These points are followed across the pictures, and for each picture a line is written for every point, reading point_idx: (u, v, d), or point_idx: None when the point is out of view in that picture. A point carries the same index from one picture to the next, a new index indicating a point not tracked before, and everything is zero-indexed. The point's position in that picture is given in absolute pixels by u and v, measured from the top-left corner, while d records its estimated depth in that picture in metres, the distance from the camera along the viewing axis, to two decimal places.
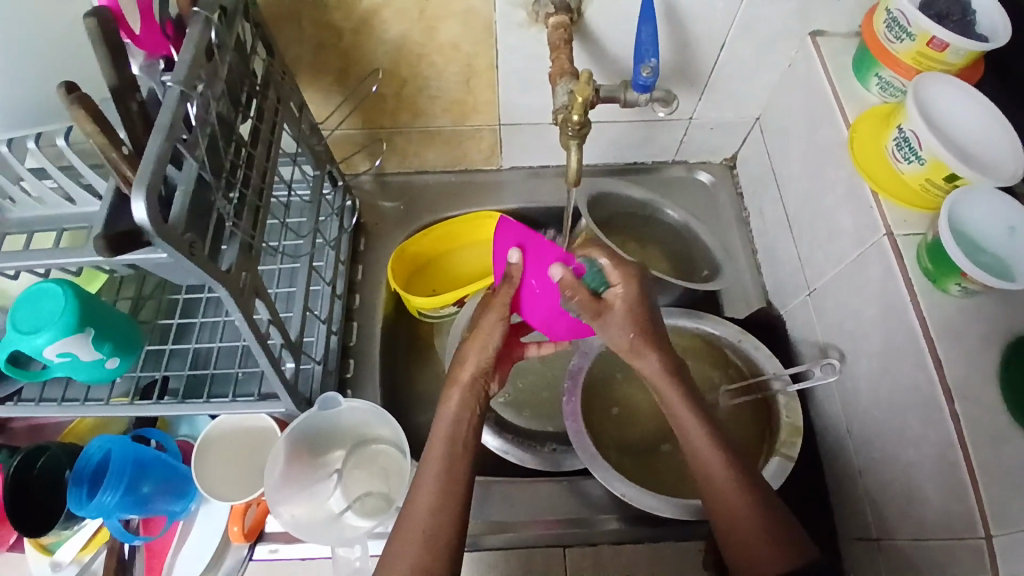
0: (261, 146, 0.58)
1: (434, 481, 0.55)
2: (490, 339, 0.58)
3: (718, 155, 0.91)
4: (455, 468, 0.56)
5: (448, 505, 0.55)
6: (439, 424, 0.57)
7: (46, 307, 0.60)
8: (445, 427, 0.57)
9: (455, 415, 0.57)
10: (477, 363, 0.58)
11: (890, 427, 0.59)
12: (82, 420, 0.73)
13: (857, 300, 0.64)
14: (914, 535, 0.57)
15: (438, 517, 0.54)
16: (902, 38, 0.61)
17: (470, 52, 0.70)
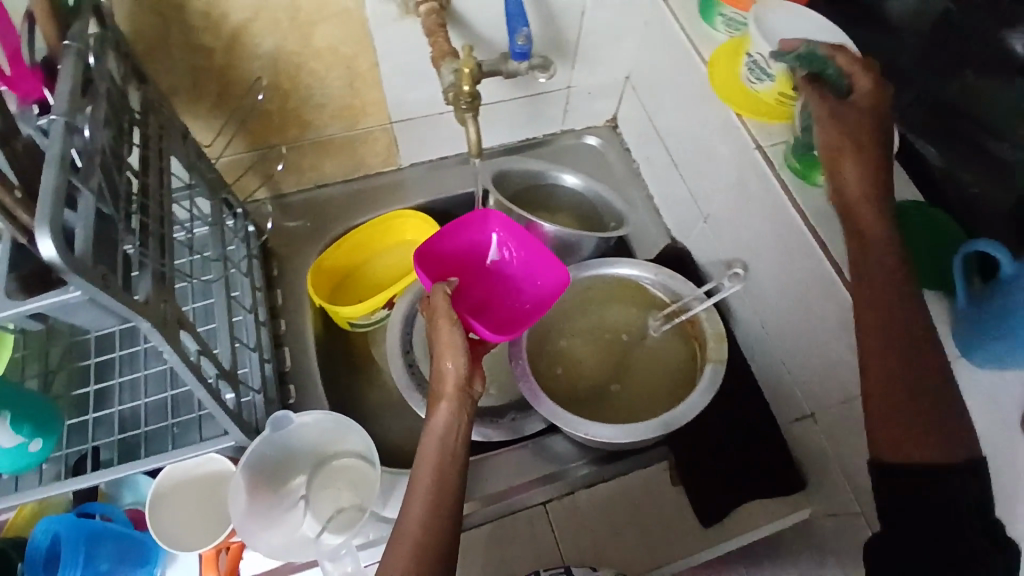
0: (154, 175, 0.57)
1: (420, 500, 0.56)
2: (456, 349, 0.60)
3: (601, 119, 0.98)
4: (443, 479, 0.57)
5: (433, 521, 0.55)
6: (430, 437, 0.59)
7: None
8: (433, 443, 0.58)
9: (444, 427, 0.59)
10: (454, 372, 0.60)
11: (798, 313, 0.67)
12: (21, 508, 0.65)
13: (745, 213, 0.72)
14: (840, 399, 0.64)
15: (426, 537, 0.55)
16: None
17: (349, 54, 0.71)
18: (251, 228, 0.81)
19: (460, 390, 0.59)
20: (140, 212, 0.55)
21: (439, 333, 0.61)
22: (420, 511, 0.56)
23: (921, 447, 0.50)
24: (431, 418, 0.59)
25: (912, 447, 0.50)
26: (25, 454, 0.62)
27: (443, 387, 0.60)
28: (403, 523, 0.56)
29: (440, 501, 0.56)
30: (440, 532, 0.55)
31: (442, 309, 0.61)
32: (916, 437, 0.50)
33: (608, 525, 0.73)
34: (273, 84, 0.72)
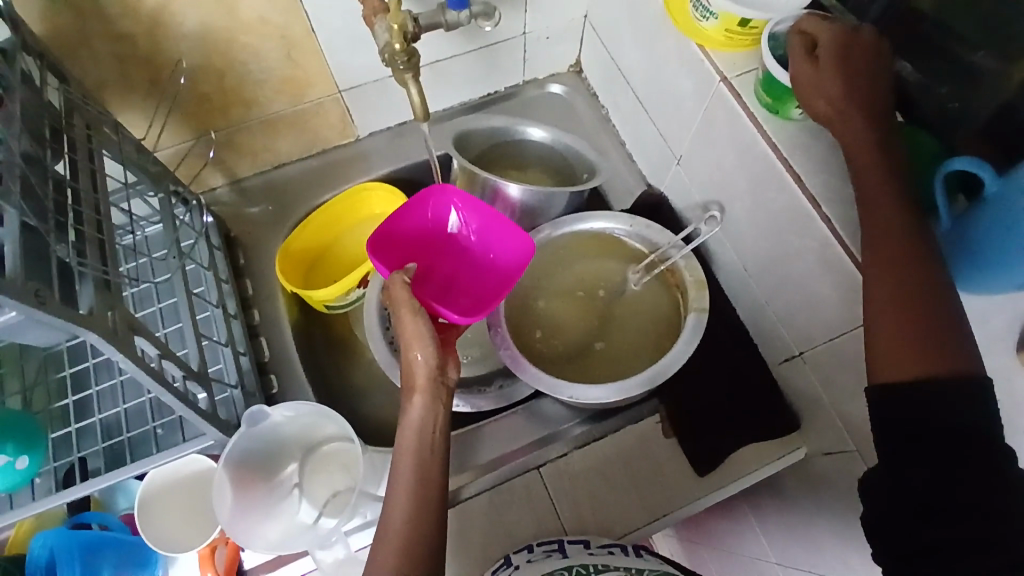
0: (84, 179, 0.54)
1: (402, 498, 0.55)
2: (423, 340, 0.59)
3: (564, 65, 0.93)
4: (425, 472, 0.56)
5: (417, 517, 0.55)
6: (407, 430, 0.58)
7: None
8: (411, 438, 0.57)
9: (420, 419, 0.58)
10: (423, 362, 0.59)
11: (777, 250, 0.65)
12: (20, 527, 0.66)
13: (718, 151, 0.69)
14: (827, 336, 0.62)
15: (410, 533, 0.54)
16: None
17: (282, 23, 0.66)
18: (208, 218, 0.78)
19: (430, 383, 0.57)
20: (73, 218, 0.52)
21: (404, 325, 0.59)
22: (402, 508, 0.55)
23: (922, 349, 0.46)
24: (406, 411, 0.58)
25: (912, 351, 0.47)
26: (13, 472, 0.61)
27: (415, 379, 0.59)
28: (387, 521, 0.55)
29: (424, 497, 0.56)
30: (424, 528, 0.55)
31: (404, 299, 0.60)
32: (920, 341, 0.47)
33: (603, 483, 0.73)
34: (196, 66, 0.67)
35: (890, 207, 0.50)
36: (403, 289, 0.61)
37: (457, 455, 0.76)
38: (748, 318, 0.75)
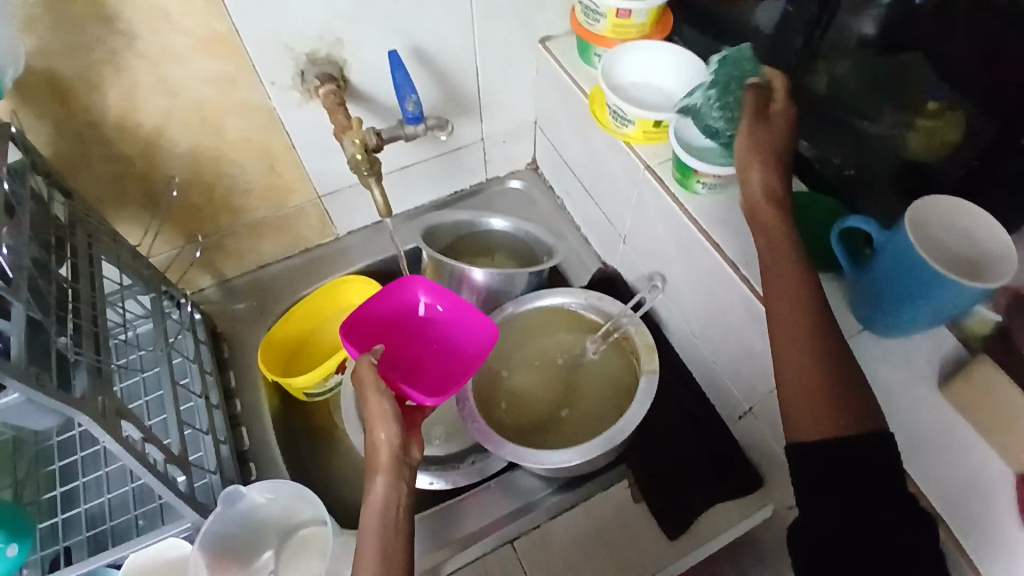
0: (83, 280, 0.61)
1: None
2: (386, 419, 0.62)
3: (522, 163, 1.04)
4: (387, 554, 0.58)
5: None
6: (370, 511, 0.59)
7: None
8: (373, 518, 0.59)
9: (383, 498, 0.60)
10: (387, 442, 0.61)
11: (713, 312, 0.71)
12: None
13: (653, 227, 0.77)
14: (766, 388, 0.67)
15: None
16: (598, 18, 0.76)
17: (262, 140, 0.76)
18: (196, 315, 0.84)
19: (392, 460, 0.60)
20: (73, 313, 0.58)
21: (369, 406, 0.63)
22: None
23: (832, 404, 0.50)
24: (370, 491, 0.60)
25: (826, 407, 0.50)
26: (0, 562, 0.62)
27: (379, 459, 0.61)
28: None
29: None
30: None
31: (369, 379, 0.64)
32: (830, 403, 0.50)
33: (576, 552, 0.73)
34: (186, 180, 0.76)
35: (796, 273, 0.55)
36: (369, 372, 0.65)
37: (431, 533, 0.76)
38: (703, 378, 0.79)
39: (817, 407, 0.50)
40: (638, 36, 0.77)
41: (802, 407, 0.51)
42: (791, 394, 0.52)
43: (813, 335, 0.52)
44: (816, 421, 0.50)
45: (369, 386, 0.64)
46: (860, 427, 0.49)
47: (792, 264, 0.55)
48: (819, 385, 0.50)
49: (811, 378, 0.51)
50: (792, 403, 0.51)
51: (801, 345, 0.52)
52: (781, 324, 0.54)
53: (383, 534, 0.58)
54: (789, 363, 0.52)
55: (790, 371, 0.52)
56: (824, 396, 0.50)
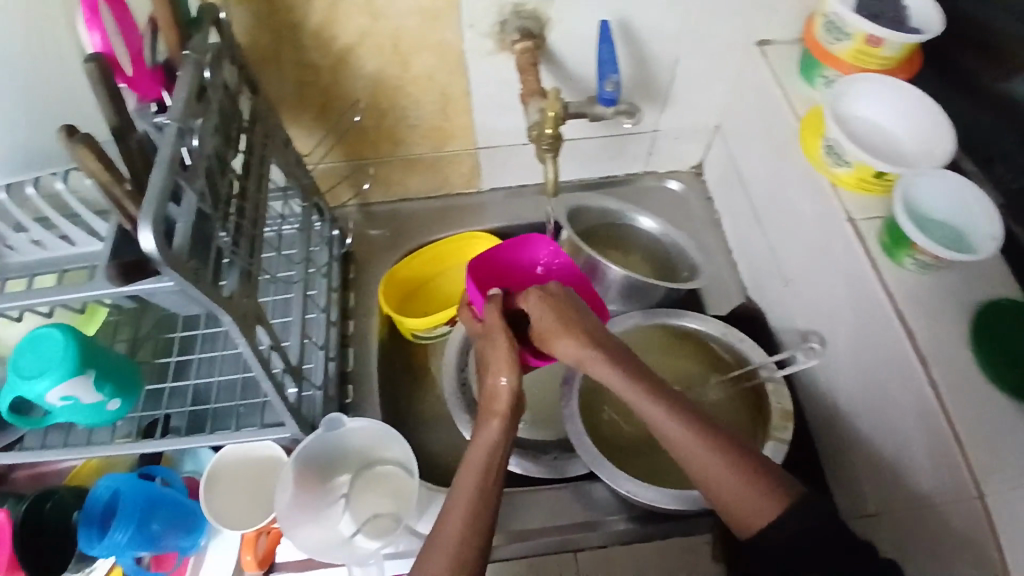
0: (253, 179, 0.61)
1: (460, 507, 0.56)
2: (512, 365, 0.62)
3: (685, 164, 0.96)
4: (484, 492, 0.57)
5: (473, 528, 0.55)
6: (476, 448, 0.60)
7: (46, 351, 0.62)
8: (479, 455, 0.59)
9: (493, 440, 0.60)
10: (507, 388, 0.62)
11: (875, 399, 0.63)
12: (87, 462, 0.70)
13: (828, 284, 0.68)
14: (908, 502, 0.59)
15: (463, 542, 0.54)
16: (840, 39, 0.68)
17: (444, 81, 0.74)
18: (335, 232, 0.85)
19: (512, 404, 0.61)
20: (238, 211, 0.58)
21: (495, 350, 0.63)
22: (458, 516, 0.55)
23: (754, 504, 0.54)
24: (482, 430, 0.60)
25: (762, 498, 0.54)
26: (104, 412, 0.67)
27: (497, 404, 0.62)
28: (442, 527, 0.55)
29: (481, 511, 0.56)
30: (474, 544, 0.54)
31: (497, 324, 0.64)
32: (748, 484, 0.55)
33: None
34: (365, 104, 0.76)
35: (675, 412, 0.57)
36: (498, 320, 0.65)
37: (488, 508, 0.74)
38: (826, 457, 0.72)
39: (739, 496, 0.54)
40: (881, 70, 0.68)
41: (721, 491, 0.56)
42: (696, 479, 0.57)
43: (707, 440, 0.57)
44: (749, 512, 0.54)
45: (496, 331, 0.64)
46: (777, 498, 0.54)
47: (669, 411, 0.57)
48: (717, 474, 0.55)
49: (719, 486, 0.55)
50: (727, 499, 0.55)
51: (696, 445, 0.56)
52: (643, 407, 0.58)
53: (483, 473, 0.58)
54: (691, 462, 0.57)
55: (722, 489, 0.55)
56: (737, 485, 0.55)
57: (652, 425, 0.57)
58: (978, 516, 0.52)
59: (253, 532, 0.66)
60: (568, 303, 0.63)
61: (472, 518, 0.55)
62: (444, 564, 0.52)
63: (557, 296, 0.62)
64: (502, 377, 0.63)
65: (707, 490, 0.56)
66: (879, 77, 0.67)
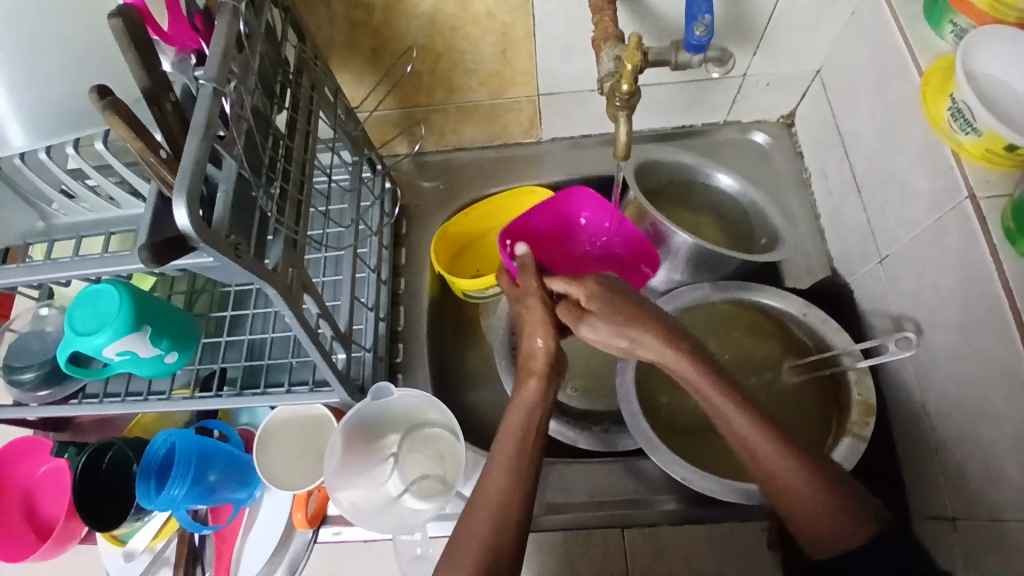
0: (299, 137, 0.57)
1: (500, 468, 0.54)
2: (545, 326, 0.60)
3: (774, 114, 0.85)
4: (523, 458, 0.55)
5: (515, 491, 0.53)
6: (514, 409, 0.57)
7: (103, 306, 0.62)
8: (516, 416, 0.57)
9: (531, 402, 0.57)
10: (543, 350, 0.59)
11: (973, 404, 0.56)
12: (145, 413, 0.76)
13: (935, 268, 0.60)
14: (998, 520, 0.54)
15: (507, 505, 0.52)
16: None
17: (506, 21, 0.66)
18: (387, 183, 0.81)
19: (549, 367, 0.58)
20: (283, 175, 0.54)
21: (529, 310, 0.61)
22: (500, 476, 0.53)
23: (830, 518, 0.51)
24: (519, 391, 0.58)
25: (839, 518, 0.51)
26: (161, 364, 0.69)
27: (533, 364, 0.59)
28: (483, 488, 0.54)
29: (522, 469, 0.54)
30: (517, 509, 0.52)
31: (531, 284, 0.61)
32: (808, 484, 0.52)
33: (682, 563, 0.69)
34: (419, 48, 0.69)
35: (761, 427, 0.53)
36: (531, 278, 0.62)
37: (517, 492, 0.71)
38: (905, 454, 0.66)
39: (796, 504, 0.52)
40: (1016, 25, 0.56)
41: (784, 493, 0.53)
42: (776, 498, 0.53)
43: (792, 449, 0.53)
44: (822, 524, 0.51)
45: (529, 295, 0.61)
46: (864, 524, 0.50)
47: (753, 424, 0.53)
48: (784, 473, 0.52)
49: (786, 485, 0.52)
50: (800, 517, 0.52)
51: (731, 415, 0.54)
52: (701, 390, 0.56)
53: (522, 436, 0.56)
54: (734, 435, 0.55)
55: (801, 503, 0.52)
56: (797, 484, 0.52)
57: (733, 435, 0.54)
58: None
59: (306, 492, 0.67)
60: (625, 295, 0.60)
61: (513, 478, 0.53)
62: (488, 526, 0.51)
63: (605, 294, 0.59)
64: (538, 338, 0.60)
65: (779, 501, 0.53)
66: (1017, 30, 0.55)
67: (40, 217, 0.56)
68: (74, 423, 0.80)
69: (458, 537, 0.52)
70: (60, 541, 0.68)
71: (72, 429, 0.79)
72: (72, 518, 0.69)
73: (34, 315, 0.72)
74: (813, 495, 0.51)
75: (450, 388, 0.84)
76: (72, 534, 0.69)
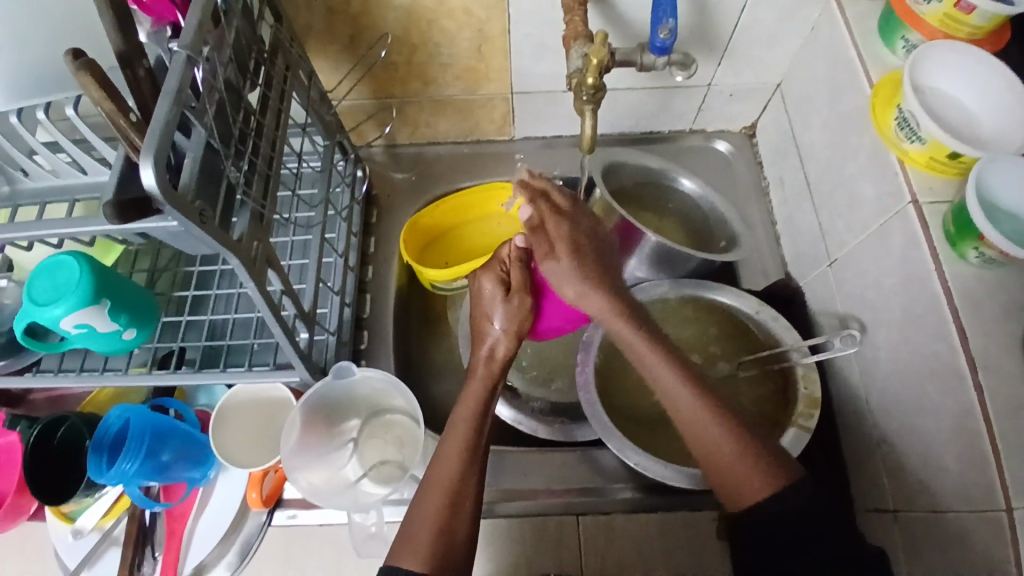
0: (270, 114, 0.58)
1: (455, 452, 0.56)
2: (495, 307, 0.66)
3: (737, 124, 0.89)
4: (474, 443, 0.57)
5: (467, 477, 0.55)
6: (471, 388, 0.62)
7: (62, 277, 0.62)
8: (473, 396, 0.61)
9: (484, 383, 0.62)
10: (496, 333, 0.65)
11: (910, 397, 0.59)
12: (103, 390, 0.76)
13: (879, 270, 0.63)
14: (932, 507, 0.56)
15: (454, 495, 0.54)
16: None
17: (482, 17, 0.68)
18: (358, 172, 0.83)
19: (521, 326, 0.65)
20: (252, 149, 0.55)
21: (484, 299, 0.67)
22: (462, 442, 0.57)
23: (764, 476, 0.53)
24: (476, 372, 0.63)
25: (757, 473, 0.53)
26: (118, 340, 0.69)
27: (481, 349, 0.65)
28: (438, 471, 0.56)
29: (471, 459, 0.56)
30: (466, 489, 0.55)
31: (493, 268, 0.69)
32: (746, 459, 0.54)
33: (635, 552, 0.71)
34: (398, 38, 0.71)
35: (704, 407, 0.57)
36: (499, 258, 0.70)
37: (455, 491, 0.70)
38: (850, 450, 0.69)
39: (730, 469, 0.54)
40: (966, 40, 0.61)
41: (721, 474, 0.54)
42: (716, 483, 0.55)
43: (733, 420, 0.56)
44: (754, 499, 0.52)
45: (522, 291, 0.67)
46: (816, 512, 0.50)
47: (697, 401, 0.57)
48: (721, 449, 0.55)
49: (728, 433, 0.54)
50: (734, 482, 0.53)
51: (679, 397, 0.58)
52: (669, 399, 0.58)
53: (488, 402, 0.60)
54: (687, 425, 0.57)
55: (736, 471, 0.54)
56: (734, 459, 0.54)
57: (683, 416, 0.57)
58: (1002, 529, 0.49)
59: (261, 470, 0.66)
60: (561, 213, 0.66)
61: (464, 462, 0.56)
62: (435, 517, 0.53)
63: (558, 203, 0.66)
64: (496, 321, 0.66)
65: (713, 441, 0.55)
66: (965, 44, 0.60)
67: (5, 182, 0.56)
68: (28, 400, 0.79)
69: (407, 528, 0.53)
70: (7, 517, 0.68)
71: (25, 407, 0.79)
72: (22, 491, 0.69)
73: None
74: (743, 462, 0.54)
75: (414, 378, 0.84)
76: (21, 509, 0.69)
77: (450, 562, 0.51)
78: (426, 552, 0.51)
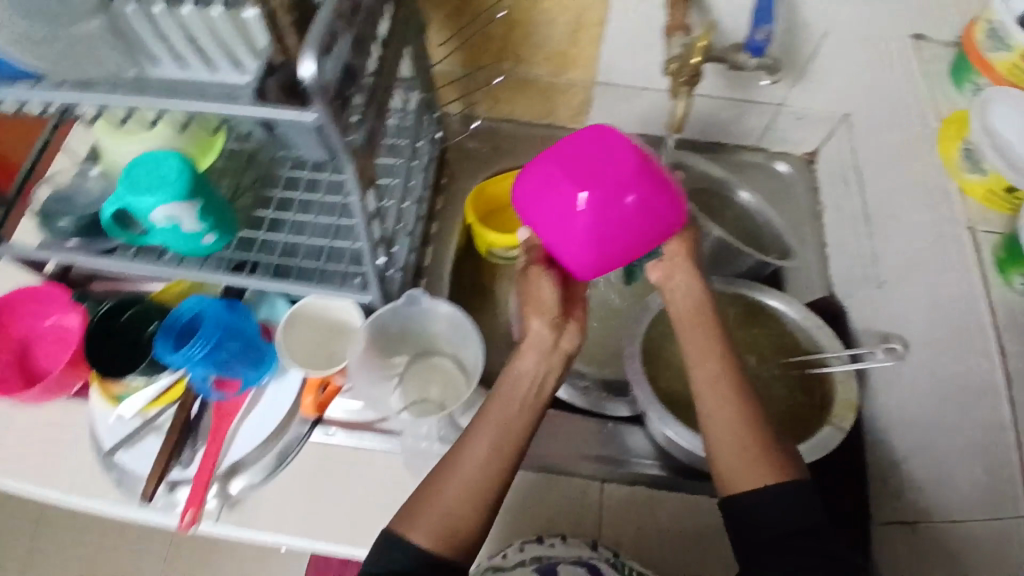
0: (389, 48, 0.63)
1: (483, 436, 0.58)
2: (541, 309, 0.65)
3: (799, 149, 0.93)
4: (507, 429, 0.59)
5: (491, 463, 0.57)
6: (511, 378, 0.62)
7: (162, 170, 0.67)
8: (511, 385, 0.61)
9: (533, 369, 0.62)
10: (537, 330, 0.64)
11: (944, 411, 0.62)
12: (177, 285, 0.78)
13: (928, 290, 0.67)
14: (953, 515, 0.59)
15: (474, 482, 0.56)
16: (999, 48, 0.65)
17: (584, 5, 0.74)
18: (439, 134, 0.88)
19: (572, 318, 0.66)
20: (373, 74, 0.60)
21: (536, 290, 0.67)
22: (485, 442, 0.58)
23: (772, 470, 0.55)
24: (519, 363, 0.62)
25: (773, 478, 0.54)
26: (199, 243, 0.73)
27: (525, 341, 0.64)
28: (460, 452, 0.58)
29: (499, 445, 0.58)
30: (488, 472, 0.57)
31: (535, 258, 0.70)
32: (759, 457, 0.55)
33: (652, 528, 0.72)
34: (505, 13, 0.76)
35: (738, 416, 0.58)
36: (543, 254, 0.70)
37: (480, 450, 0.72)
38: (874, 463, 0.71)
39: (738, 468, 0.55)
40: None
41: (743, 484, 0.55)
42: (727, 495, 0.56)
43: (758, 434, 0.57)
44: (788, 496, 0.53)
45: (536, 267, 0.69)
46: None
47: (729, 407, 0.58)
48: (731, 470, 0.56)
49: (730, 450, 0.56)
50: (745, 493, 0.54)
51: (716, 404, 0.59)
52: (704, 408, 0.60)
53: (518, 411, 0.60)
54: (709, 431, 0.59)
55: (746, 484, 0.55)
56: (755, 460, 0.55)
57: (719, 434, 0.58)
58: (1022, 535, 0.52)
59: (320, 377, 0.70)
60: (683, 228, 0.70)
61: (491, 450, 0.57)
62: (452, 499, 0.55)
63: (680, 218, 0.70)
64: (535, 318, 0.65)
65: (715, 456, 0.57)
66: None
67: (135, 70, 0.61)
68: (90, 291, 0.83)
69: (418, 499, 0.56)
70: (52, 387, 0.72)
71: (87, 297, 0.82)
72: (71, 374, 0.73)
73: (79, 171, 0.76)
74: (765, 468, 0.55)
75: None
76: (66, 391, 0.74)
77: (457, 540, 0.54)
78: (432, 525, 0.54)
